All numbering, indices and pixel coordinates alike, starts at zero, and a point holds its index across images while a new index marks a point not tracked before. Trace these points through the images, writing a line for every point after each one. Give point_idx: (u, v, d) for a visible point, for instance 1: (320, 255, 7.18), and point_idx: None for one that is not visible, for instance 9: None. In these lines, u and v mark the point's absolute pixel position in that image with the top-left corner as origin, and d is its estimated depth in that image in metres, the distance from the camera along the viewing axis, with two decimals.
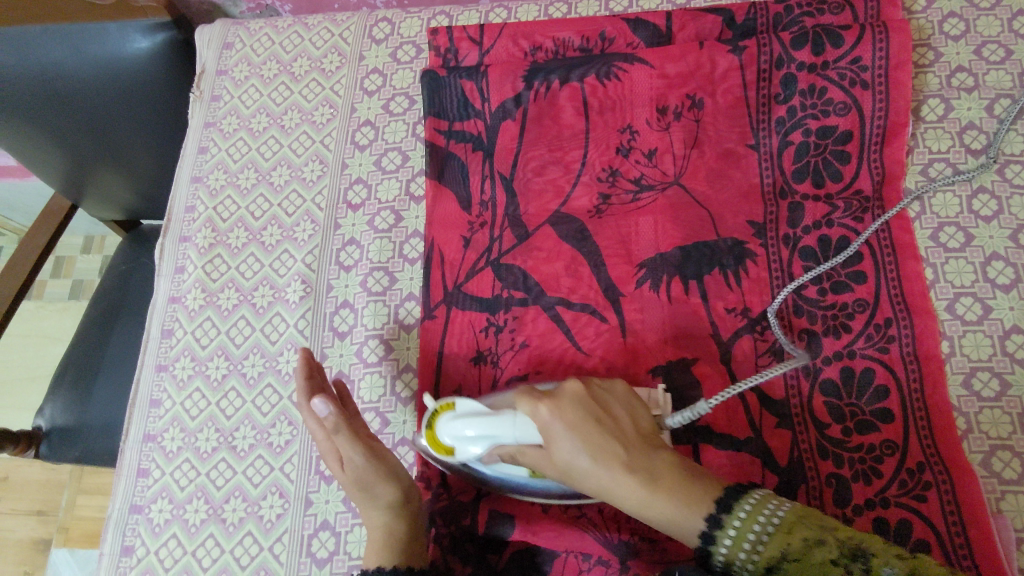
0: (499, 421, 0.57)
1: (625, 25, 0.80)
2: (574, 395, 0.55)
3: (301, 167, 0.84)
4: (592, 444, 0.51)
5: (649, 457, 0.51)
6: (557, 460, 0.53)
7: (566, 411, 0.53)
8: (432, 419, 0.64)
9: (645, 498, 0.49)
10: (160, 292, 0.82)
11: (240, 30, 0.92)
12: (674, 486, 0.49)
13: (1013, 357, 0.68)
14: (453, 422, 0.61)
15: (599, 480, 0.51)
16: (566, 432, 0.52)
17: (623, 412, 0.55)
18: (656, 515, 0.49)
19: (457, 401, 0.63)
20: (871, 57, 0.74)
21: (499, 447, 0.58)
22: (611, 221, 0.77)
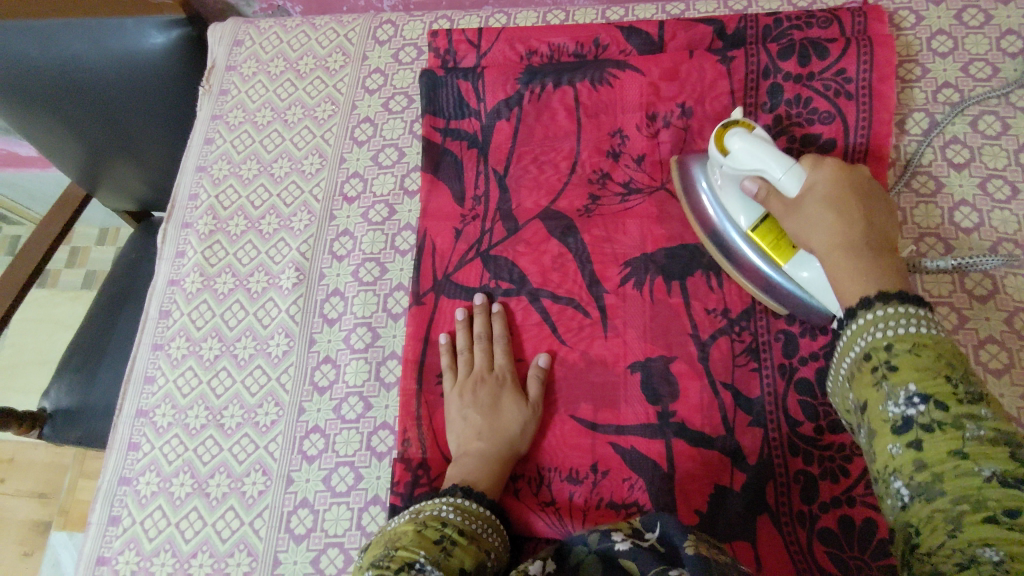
0: (775, 160, 0.63)
1: (618, 33, 0.83)
2: (834, 168, 0.62)
3: (301, 160, 0.87)
4: (836, 217, 0.59)
5: (882, 255, 0.57)
6: (809, 239, 0.61)
7: (837, 177, 0.61)
8: (726, 126, 0.67)
9: (865, 272, 0.56)
10: (161, 274, 0.85)
11: (251, 29, 0.96)
12: (866, 267, 0.56)
13: (986, 367, 0.68)
14: (741, 140, 0.65)
15: (825, 237, 0.59)
16: (826, 191, 0.61)
17: (875, 214, 0.60)
18: (848, 286, 0.56)
19: (756, 124, 0.66)
20: (855, 70, 0.76)
21: (763, 181, 0.64)
22: (598, 220, 0.78)
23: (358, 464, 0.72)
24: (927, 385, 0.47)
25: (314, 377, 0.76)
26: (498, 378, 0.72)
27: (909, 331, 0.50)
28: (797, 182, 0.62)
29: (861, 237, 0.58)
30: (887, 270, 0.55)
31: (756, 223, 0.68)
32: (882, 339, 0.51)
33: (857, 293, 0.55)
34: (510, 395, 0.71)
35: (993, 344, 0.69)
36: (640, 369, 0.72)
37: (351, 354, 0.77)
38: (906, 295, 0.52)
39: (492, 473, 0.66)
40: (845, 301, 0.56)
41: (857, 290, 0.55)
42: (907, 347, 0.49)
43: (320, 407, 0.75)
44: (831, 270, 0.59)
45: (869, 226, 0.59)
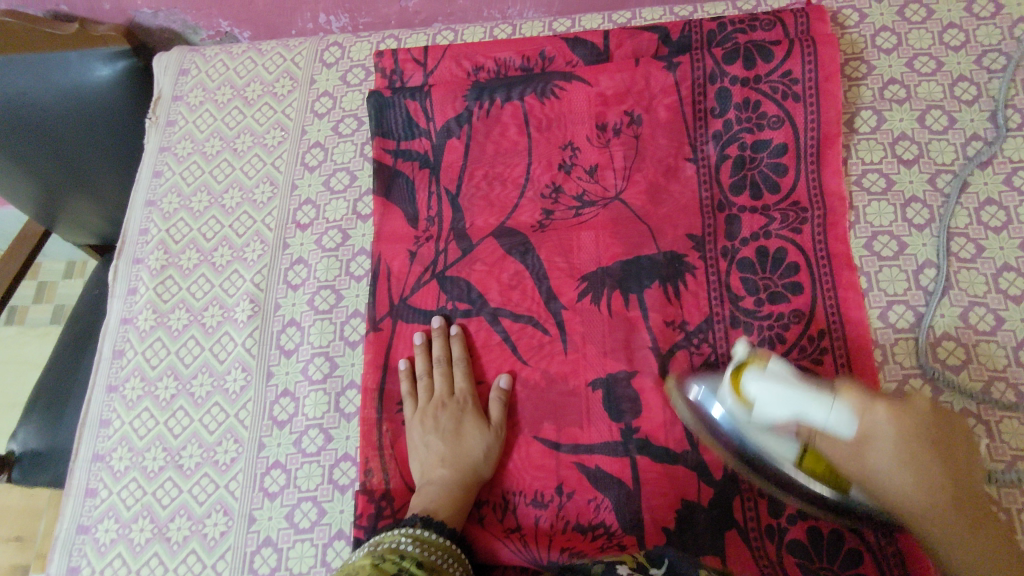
0: (812, 398, 0.55)
1: (563, 44, 0.82)
2: (922, 411, 0.55)
3: (252, 189, 0.86)
4: (913, 460, 0.54)
5: (940, 470, 0.54)
6: (882, 498, 0.55)
7: (902, 427, 0.54)
8: (739, 366, 0.61)
9: (926, 521, 0.53)
10: (114, 313, 0.83)
11: (196, 57, 0.95)
12: (943, 505, 0.53)
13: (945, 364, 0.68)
14: (760, 381, 0.58)
15: (891, 477, 0.54)
16: (891, 445, 0.54)
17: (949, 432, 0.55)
18: (933, 536, 0.53)
19: (770, 359, 0.60)
20: (801, 71, 0.76)
21: (802, 425, 0.57)
22: (554, 235, 0.78)
23: (321, 498, 0.71)
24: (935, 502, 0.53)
25: (273, 412, 0.75)
26: (460, 402, 0.72)
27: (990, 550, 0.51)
28: (855, 412, 0.54)
29: (942, 466, 0.54)
30: (955, 512, 0.53)
31: (800, 455, 0.59)
32: (915, 509, 0.54)
33: (921, 480, 0.53)
34: (472, 419, 0.70)
35: (949, 341, 0.69)
36: (601, 385, 0.71)
37: (309, 386, 0.75)
38: (959, 523, 0.52)
39: (454, 500, 0.65)
40: (917, 514, 0.54)
41: (902, 477, 0.54)
42: (922, 477, 0.53)
43: (281, 442, 0.74)
44: (905, 509, 0.54)
45: (947, 475, 0.54)
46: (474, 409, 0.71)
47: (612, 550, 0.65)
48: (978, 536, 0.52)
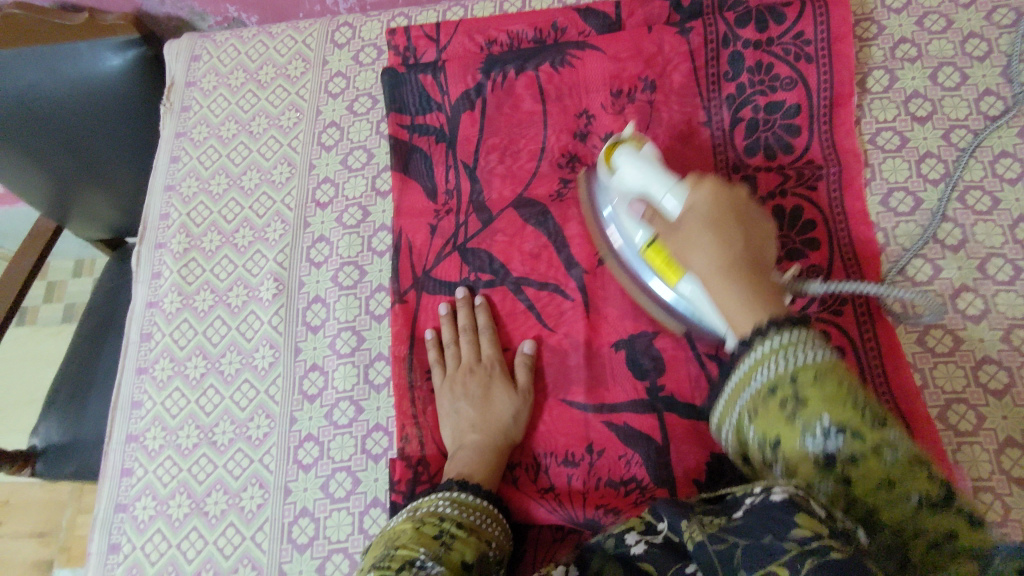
0: (661, 176, 0.61)
1: (575, 15, 0.83)
2: (722, 185, 0.57)
3: (270, 170, 0.87)
4: (712, 236, 0.55)
5: (740, 237, 0.55)
6: (688, 259, 0.57)
7: (711, 195, 0.57)
8: (613, 145, 0.67)
9: (726, 274, 0.54)
10: (139, 297, 0.84)
11: (207, 42, 0.95)
12: (758, 283, 0.53)
13: (965, 314, 0.70)
14: (631, 157, 0.64)
15: (698, 258, 0.55)
16: (702, 206, 0.56)
17: (766, 249, 0.57)
18: (720, 296, 0.54)
19: (644, 143, 0.66)
20: (813, 32, 0.76)
21: (647, 202, 0.62)
22: (572, 203, 0.78)
23: (355, 468, 0.72)
24: (838, 413, 0.44)
25: (303, 387, 0.76)
26: (487, 368, 0.72)
27: (796, 339, 0.47)
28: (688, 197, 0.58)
29: (741, 233, 0.55)
30: (758, 277, 0.54)
31: None
32: (734, 322, 0.53)
33: (725, 302, 0.54)
34: (500, 384, 0.71)
35: (967, 292, 0.70)
36: (624, 346, 0.72)
37: (338, 360, 0.77)
38: (763, 292, 0.53)
39: (487, 463, 0.66)
40: (710, 267, 0.54)
41: (738, 315, 0.53)
42: (753, 310, 0.52)
43: (312, 415, 0.75)
44: (707, 287, 0.55)
45: (748, 246, 0.55)
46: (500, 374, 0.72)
47: (645, 503, 0.66)
48: (738, 285, 0.53)
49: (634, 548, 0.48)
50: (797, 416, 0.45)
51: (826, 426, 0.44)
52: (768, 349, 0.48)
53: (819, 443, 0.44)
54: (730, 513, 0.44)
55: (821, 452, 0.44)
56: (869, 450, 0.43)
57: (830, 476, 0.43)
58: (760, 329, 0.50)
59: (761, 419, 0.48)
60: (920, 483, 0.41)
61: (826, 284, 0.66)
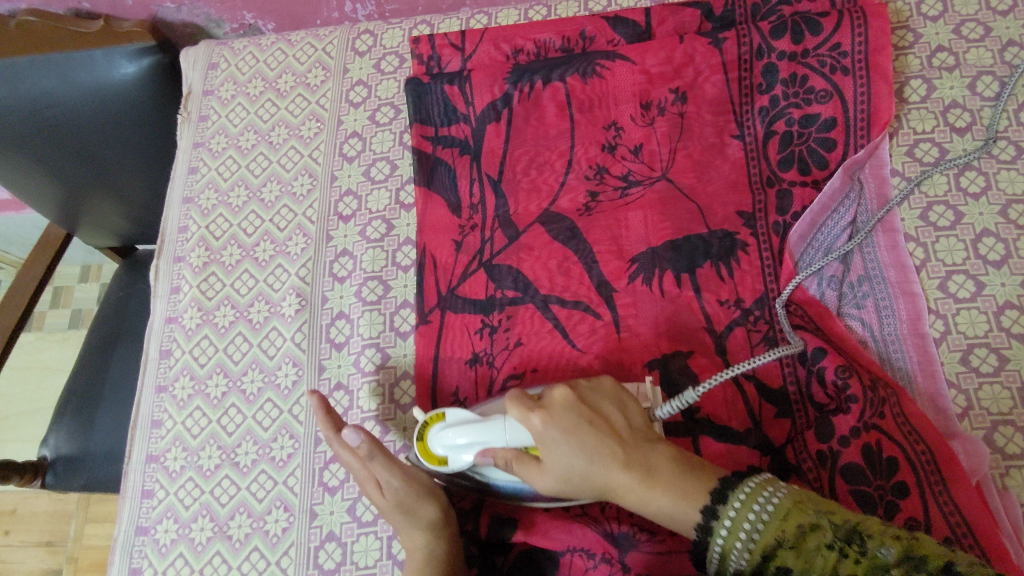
0: (490, 427, 0.59)
1: (604, 23, 0.81)
2: (565, 401, 0.55)
3: (290, 182, 0.85)
4: (574, 425, 0.54)
5: (596, 446, 0.53)
6: (546, 463, 0.55)
7: (545, 431, 0.54)
8: (422, 433, 0.65)
9: (613, 472, 0.52)
10: (157, 313, 0.82)
11: (225, 50, 0.93)
12: (637, 467, 0.52)
13: (1010, 332, 0.68)
14: (443, 431, 0.63)
15: (595, 475, 0.53)
16: (565, 417, 0.54)
17: (615, 411, 0.56)
18: (621, 485, 0.52)
19: (447, 411, 0.65)
20: (850, 43, 0.74)
21: (491, 455, 0.59)
22: (601, 218, 0.76)
23: None
24: (812, 543, 0.44)
25: None
26: (360, 461, 0.65)
27: (767, 497, 0.47)
28: (526, 427, 0.56)
29: (610, 437, 0.54)
30: (629, 463, 0.52)
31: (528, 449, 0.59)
32: (677, 519, 0.50)
33: (653, 497, 0.51)
34: (376, 471, 0.64)
35: (1012, 310, 0.68)
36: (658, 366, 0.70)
37: (363, 378, 0.75)
38: (683, 489, 0.50)
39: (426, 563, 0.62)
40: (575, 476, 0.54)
41: (676, 508, 0.50)
42: (678, 484, 0.51)
43: None
44: (587, 471, 0.53)
45: (601, 441, 0.53)
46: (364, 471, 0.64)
47: None
48: (658, 492, 0.51)
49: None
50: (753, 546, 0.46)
51: None
52: (738, 512, 0.47)
53: None
54: None
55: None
56: (811, 529, 0.45)
57: None
58: (705, 526, 0.49)
59: (767, 531, 0.46)
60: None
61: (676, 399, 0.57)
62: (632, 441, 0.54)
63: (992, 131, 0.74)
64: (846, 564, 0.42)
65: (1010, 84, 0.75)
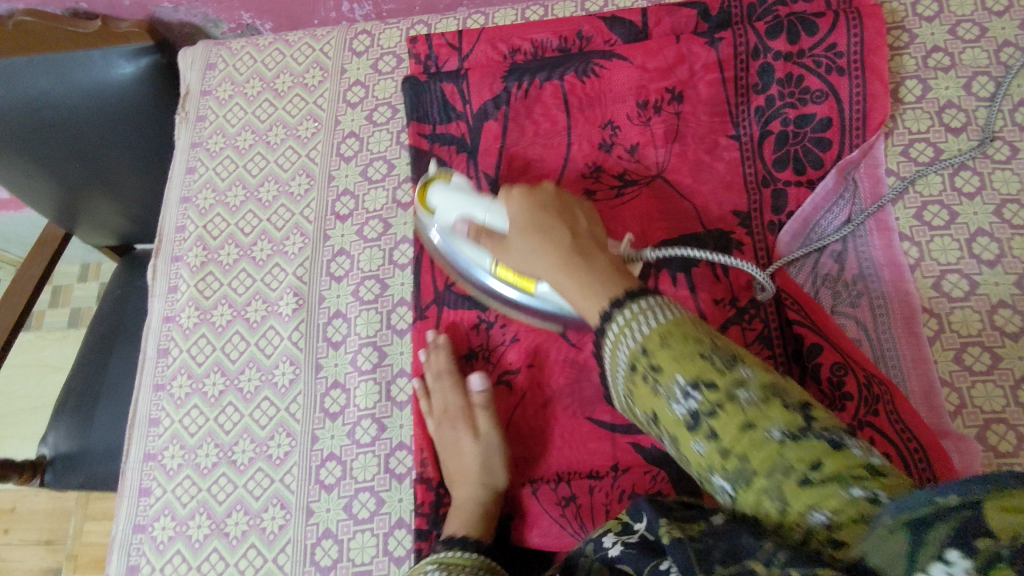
0: (477, 200, 0.65)
1: (601, 23, 0.81)
2: (544, 191, 0.60)
3: (288, 182, 0.85)
4: (540, 237, 0.56)
5: (550, 242, 0.55)
6: (511, 243, 0.59)
7: (522, 207, 0.59)
8: (428, 184, 0.71)
9: (564, 281, 0.52)
10: (155, 312, 0.82)
11: (223, 50, 0.93)
12: (578, 266, 0.51)
13: (1003, 331, 0.68)
14: (443, 189, 0.67)
15: (536, 246, 0.55)
16: (532, 285, 0.59)
17: (582, 220, 0.58)
18: (569, 292, 0.51)
19: (452, 175, 0.69)
20: (846, 43, 0.75)
21: (467, 224, 0.65)
22: (598, 217, 0.77)
23: (378, 488, 0.71)
24: (689, 367, 0.40)
25: (324, 404, 0.75)
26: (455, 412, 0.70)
27: (649, 305, 0.44)
28: (507, 208, 0.61)
29: (570, 231, 0.55)
30: (571, 258, 0.52)
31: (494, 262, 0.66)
32: (583, 311, 0.49)
33: (575, 278, 0.50)
34: (464, 433, 0.69)
35: (1005, 309, 0.68)
36: None
37: (359, 377, 0.75)
38: (601, 276, 0.49)
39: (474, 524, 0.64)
40: (555, 278, 0.53)
41: (580, 301, 0.49)
42: (591, 291, 0.48)
43: (334, 434, 0.73)
44: (556, 283, 0.53)
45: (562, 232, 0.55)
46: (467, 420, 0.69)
47: None
48: (586, 272, 0.50)
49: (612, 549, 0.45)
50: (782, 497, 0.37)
51: (683, 386, 0.40)
52: (632, 313, 0.44)
53: (682, 405, 0.40)
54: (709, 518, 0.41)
55: (686, 415, 0.40)
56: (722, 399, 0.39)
57: (708, 441, 0.39)
58: (613, 305, 0.46)
59: (673, 349, 0.41)
60: (780, 414, 0.38)
61: (663, 248, 0.70)
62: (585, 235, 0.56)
63: (988, 131, 0.74)
64: (714, 395, 0.39)
65: (1004, 84, 0.75)
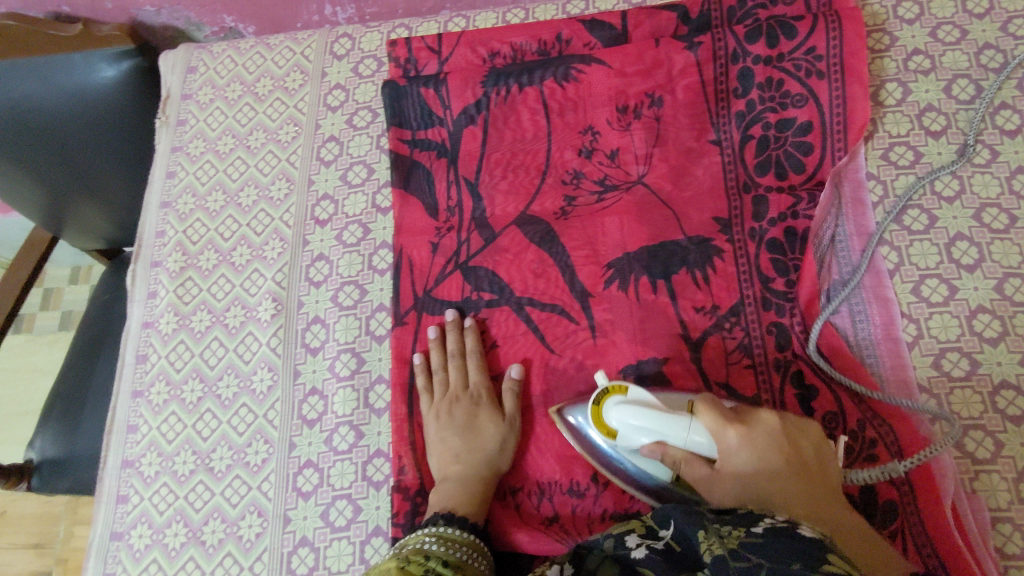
0: (672, 424, 0.57)
1: (580, 26, 0.81)
2: (771, 425, 0.55)
3: (268, 186, 0.85)
4: (768, 441, 0.54)
5: (789, 475, 0.52)
6: (723, 468, 0.55)
7: (754, 449, 0.54)
8: (599, 397, 0.62)
9: (769, 487, 0.52)
10: (134, 318, 0.82)
11: (204, 54, 0.93)
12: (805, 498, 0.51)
13: (981, 336, 0.67)
14: (623, 406, 0.60)
15: (748, 483, 0.53)
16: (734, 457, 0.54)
17: (810, 449, 0.55)
18: (801, 528, 0.51)
19: (630, 386, 0.62)
20: (825, 46, 0.74)
21: (660, 447, 0.58)
22: (577, 221, 0.76)
23: (355, 495, 0.70)
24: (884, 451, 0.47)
25: (302, 411, 0.74)
26: (473, 395, 0.71)
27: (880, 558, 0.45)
28: (715, 433, 0.55)
29: (798, 467, 0.53)
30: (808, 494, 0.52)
31: (672, 475, 0.60)
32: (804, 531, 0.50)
33: (818, 510, 0.51)
34: (486, 412, 0.70)
35: (984, 314, 0.68)
36: (633, 371, 0.70)
37: (337, 383, 0.75)
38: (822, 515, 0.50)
39: (473, 497, 0.65)
40: (754, 483, 0.53)
41: (795, 503, 0.51)
42: (822, 516, 0.50)
43: (311, 441, 0.73)
44: (766, 496, 0.52)
45: (795, 463, 0.53)
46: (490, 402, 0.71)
47: None
48: (807, 487, 0.52)
49: (635, 550, 0.49)
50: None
51: None
52: None
53: None
54: (750, 525, 0.44)
55: None
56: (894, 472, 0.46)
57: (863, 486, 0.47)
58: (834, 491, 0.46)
59: None
60: None
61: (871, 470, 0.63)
62: (824, 476, 0.54)
63: (972, 133, 0.74)
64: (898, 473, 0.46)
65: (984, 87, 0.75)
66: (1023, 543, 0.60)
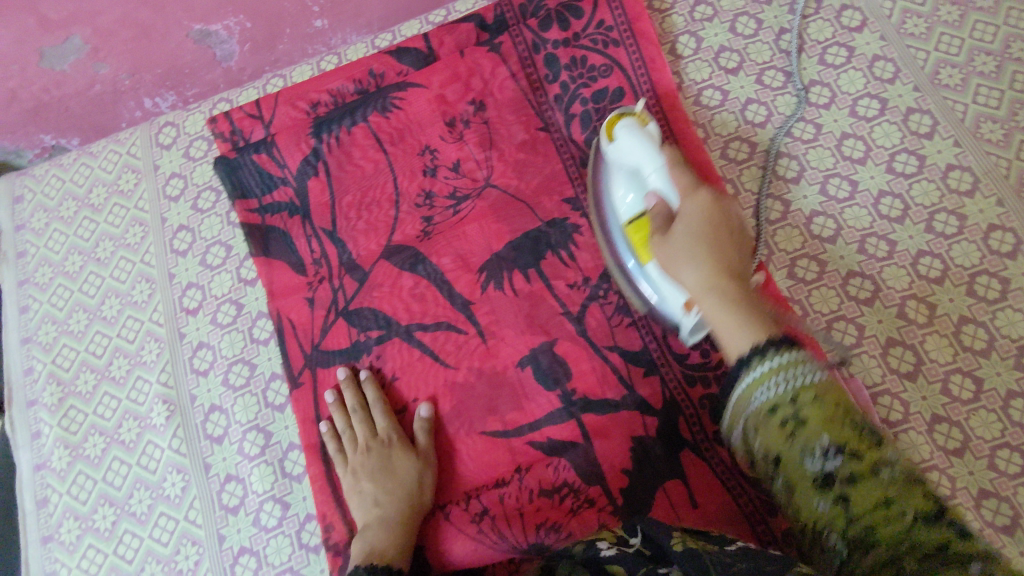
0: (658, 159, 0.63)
1: (388, 57, 0.84)
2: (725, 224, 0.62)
3: (129, 292, 0.83)
4: (714, 261, 0.60)
5: (750, 305, 0.58)
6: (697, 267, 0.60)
7: (707, 212, 0.61)
8: (613, 117, 0.66)
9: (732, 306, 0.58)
10: (23, 464, 0.78)
11: (27, 180, 0.91)
12: (725, 287, 0.59)
13: (821, 238, 0.74)
14: (628, 136, 0.64)
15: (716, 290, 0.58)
16: (698, 221, 0.61)
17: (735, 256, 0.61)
18: (726, 321, 0.57)
19: (651, 121, 0.66)
20: (612, 18, 0.80)
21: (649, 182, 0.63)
22: (440, 238, 0.78)
23: (297, 566, 0.70)
24: (834, 433, 0.48)
25: (222, 501, 0.73)
26: (384, 440, 0.71)
27: (786, 363, 0.51)
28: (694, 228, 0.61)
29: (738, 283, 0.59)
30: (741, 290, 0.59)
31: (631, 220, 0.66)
32: (728, 341, 0.57)
33: (732, 324, 0.57)
34: (399, 452, 0.70)
35: (819, 217, 0.75)
36: (529, 362, 0.72)
37: (251, 464, 0.74)
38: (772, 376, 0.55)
39: (401, 536, 0.65)
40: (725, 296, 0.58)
41: (731, 331, 0.57)
42: (741, 323, 0.56)
43: (239, 527, 0.72)
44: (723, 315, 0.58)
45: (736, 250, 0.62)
46: (406, 445, 0.70)
47: (583, 508, 0.66)
48: (744, 315, 0.57)
49: (604, 550, 0.50)
50: (798, 436, 0.49)
51: (826, 447, 0.48)
52: (783, 366, 0.51)
53: (819, 462, 0.48)
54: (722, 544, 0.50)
55: (820, 471, 0.48)
56: (864, 469, 0.46)
57: (830, 497, 0.47)
58: (753, 351, 0.54)
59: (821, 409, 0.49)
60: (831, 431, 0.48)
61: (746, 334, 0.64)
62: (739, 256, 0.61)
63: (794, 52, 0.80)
64: (859, 464, 0.47)
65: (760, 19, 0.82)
66: (904, 407, 0.68)
